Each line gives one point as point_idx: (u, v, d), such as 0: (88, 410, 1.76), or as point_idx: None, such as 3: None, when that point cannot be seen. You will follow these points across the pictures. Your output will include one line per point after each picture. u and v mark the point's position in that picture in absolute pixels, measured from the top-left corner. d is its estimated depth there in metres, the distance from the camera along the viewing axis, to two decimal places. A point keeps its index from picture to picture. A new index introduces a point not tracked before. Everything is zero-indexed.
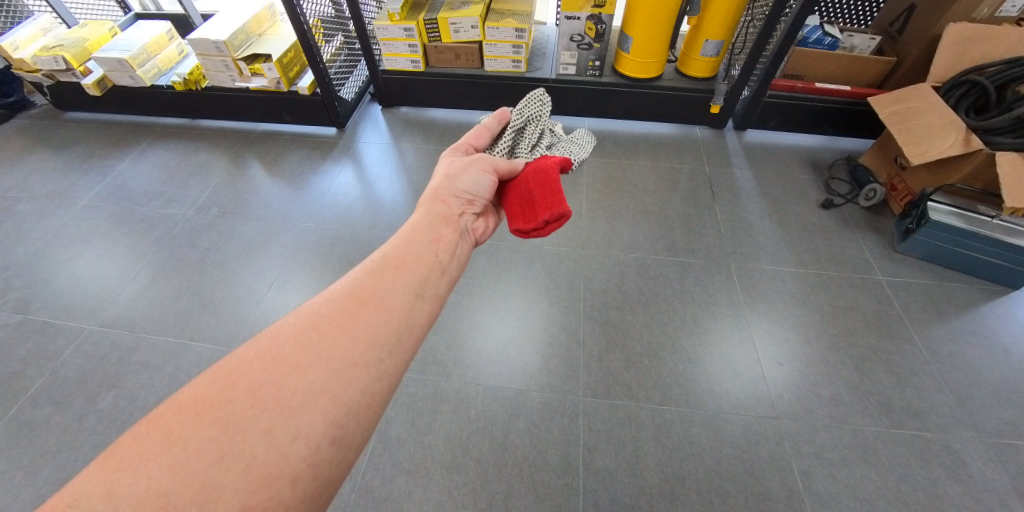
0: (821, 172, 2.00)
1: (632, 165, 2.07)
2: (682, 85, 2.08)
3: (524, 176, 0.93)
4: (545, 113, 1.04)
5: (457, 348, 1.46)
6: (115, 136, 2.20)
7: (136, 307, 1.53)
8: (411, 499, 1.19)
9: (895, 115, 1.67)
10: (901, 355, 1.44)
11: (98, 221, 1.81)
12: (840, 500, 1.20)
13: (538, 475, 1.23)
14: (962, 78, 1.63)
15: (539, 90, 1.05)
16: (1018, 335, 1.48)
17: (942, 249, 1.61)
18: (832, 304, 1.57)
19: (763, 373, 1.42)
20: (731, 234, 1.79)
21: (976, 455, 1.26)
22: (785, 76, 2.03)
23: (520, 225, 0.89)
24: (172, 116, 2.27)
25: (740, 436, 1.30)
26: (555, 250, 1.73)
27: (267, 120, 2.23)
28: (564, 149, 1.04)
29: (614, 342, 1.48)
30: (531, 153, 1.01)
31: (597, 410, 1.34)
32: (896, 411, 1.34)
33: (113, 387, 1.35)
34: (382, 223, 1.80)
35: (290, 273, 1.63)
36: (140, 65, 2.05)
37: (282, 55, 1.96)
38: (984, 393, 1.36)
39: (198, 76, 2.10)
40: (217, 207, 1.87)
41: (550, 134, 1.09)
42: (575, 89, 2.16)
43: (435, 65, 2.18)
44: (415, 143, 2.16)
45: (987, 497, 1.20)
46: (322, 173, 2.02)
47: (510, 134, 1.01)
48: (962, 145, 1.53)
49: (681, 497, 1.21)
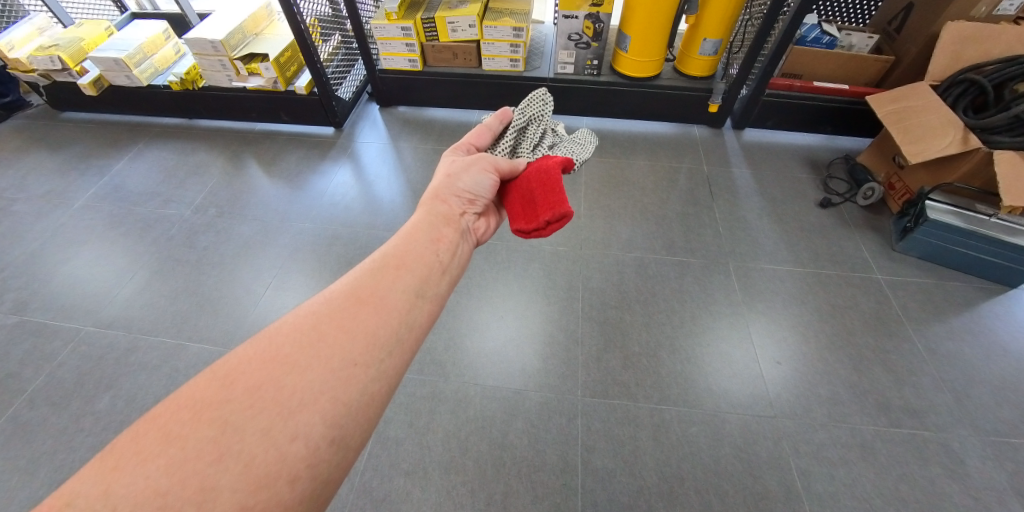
0: (819, 171, 2.00)
1: (631, 164, 2.07)
2: (680, 84, 2.08)
3: (525, 176, 0.93)
4: (547, 114, 1.04)
5: (455, 348, 1.46)
6: (112, 136, 2.19)
7: (133, 307, 1.53)
8: (409, 499, 1.19)
9: (893, 114, 1.67)
10: (899, 354, 1.45)
11: (95, 221, 1.80)
12: (839, 499, 1.20)
13: (536, 475, 1.23)
14: (960, 77, 1.63)
15: (541, 90, 1.05)
16: (1015, 333, 1.49)
17: (940, 247, 1.61)
18: (830, 303, 1.57)
19: (761, 372, 1.42)
20: (729, 233, 1.78)
21: (973, 453, 1.26)
22: (783, 75, 2.03)
23: (521, 225, 0.89)
24: (169, 116, 2.26)
25: (738, 435, 1.30)
26: (554, 250, 1.73)
27: (265, 120, 2.22)
28: (566, 149, 1.02)
29: (612, 342, 1.48)
30: (533, 153, 1.01)
31: (595, 409, 1.34)
32: (894, 410, 1.34)
33: (110, 388, 1.34)
34: (380, 223, 1.80)
35: (287, 273, 1.63)
36: (137, 64, 2.05)
37: (279, 55, 1.96)
38: (981, 391, 1.37)
39: (195, 76, 2.10)
40: (215, 207, 1.86)
41: (554, 134, 1.09)
42: (574, 88, 2.16)
43: (433, 64, 2.17)
44: (413, 142, 2.16)
45: (986, 495, 1.20)
46: (320, 172, 2.01)
47: (512, 134, 1.01)
48: (960, 144, 1.53)
49: (680, 496, 1.21)
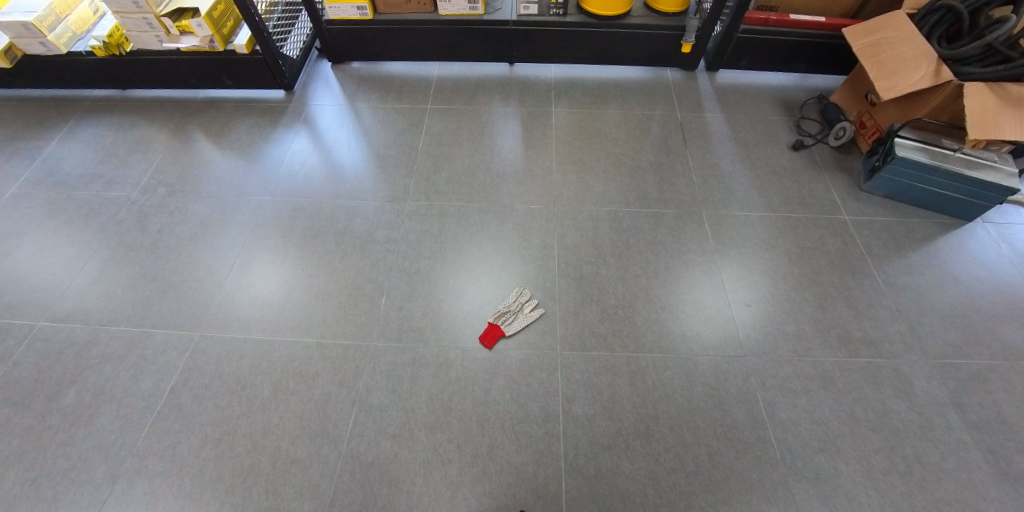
0: (793, 113, 1.98)
1: (602, 113, 2.00)
2: (651, 22, 1.96)
3: (497, 325, 1.44)
4: (518, 301, 1.48)
5: (434, 313, 1.47)
6: (38, 113, 2.01)
7: (89, 298, 1.50)
8: (398, 460, 1.24)
9: (868, 48, 1.63)
10: (860, 289, 1.51)
11: (33, 209, 1.70)
12: (801, 424, 1.28)
13: (520, 426, 1.28)
14: (937, 3, 1.57)
15: (519, 289, 1.51)
16: (967, 263, 1.56)
17: (905, 185, 1.64)
18: (799, 245, 1.61)
19: (732, 315, 1.47)
20: (701, 180, 1.78)
21: (922, 375, 1.35)
22: (759, 8, 1.93)
23: (487, 342, 1.41)
24: (99, 87, 2.08)
25: (710, 375, 1.36)
26: (527, 208, 1.71)
27: (208, 86, 2.06)
28: (520, 315, 1.46)
29: (589, 297, 1.50)
30: (507, 324, 1.44)
31: (575, 362, 1.38)
32: (852, 341, 1.41)
33: (76, 382, 1.35)
34: (345, 192, 1.74)
35: (253, 250, 1.60)
36: (50, 28, 1.85)
37: (211, 9, 1.78)
38: (933, 319, 1.45)
39: (120, 38, 1.90)
40: (165, 186, 1.77)
41: (518, 302, 1.48)
42: (538, 31, 2.02)
43: (383, 11, 2.01)
44: (372, 102, 2.04)
45: (931, 411, 1.30)
46: (275, 140, 1.91)
47: (499, 306, 1.48)
48: (932, 77, 1.49)
49: (656, 434, 1.28)
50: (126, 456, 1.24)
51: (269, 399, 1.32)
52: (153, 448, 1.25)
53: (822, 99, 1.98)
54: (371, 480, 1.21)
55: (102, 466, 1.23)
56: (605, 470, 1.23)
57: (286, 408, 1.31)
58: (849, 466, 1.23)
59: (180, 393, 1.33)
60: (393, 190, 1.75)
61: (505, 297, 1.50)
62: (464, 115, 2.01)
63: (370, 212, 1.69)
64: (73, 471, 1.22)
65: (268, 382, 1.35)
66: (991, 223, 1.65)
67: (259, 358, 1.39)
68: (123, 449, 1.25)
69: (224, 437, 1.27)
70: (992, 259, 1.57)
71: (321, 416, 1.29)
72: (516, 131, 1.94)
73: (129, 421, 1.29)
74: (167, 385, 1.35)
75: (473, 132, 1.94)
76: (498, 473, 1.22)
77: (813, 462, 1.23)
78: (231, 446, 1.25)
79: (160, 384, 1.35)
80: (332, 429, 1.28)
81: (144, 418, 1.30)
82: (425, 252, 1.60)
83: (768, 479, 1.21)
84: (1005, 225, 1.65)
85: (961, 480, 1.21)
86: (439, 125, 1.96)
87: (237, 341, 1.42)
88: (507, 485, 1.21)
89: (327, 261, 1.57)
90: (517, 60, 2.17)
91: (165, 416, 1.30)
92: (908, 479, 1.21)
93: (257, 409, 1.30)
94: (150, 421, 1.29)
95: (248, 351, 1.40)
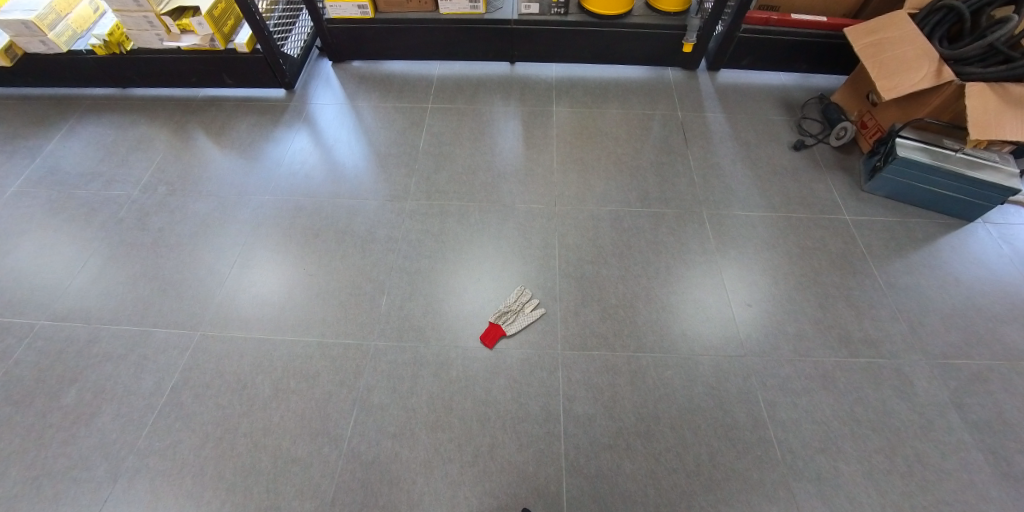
0: (794, 113, 1.98)
1: (603, 113, 2.00)
2: (652, 21, 1.96)
3: (497, 325, 1.43)
4: (518, 301, 1.48)
5: (434, 313, 1.47)
6: (38, 111, 2.00)
7: (89, 296, 1.50)
8: (399, 459, 1.23)
9: (870, 48, 1.63)
10: (861, 289, 1.51)
11: (33, 208, 1.70)
12: (802, 424, 1.29)
13: (521, 426, 1.28)
14: (939, 3, 1.57)
15: (519, 289, 1.51)
16: (968, 263, 1.56)
17: (906, 185, 1.63)
18: (800, 245, 1.61)
19: (732, 315, 1.47)
20: (702, 179, 1.78)
21: (923, 375, 1.35)
22: (760, 8, 1.93)
23: (488, 342, 1.41)
24: (99, 86, 2.07)
25: (711, 375, 1.36)
26: (528, 208, 1.70)
27: (208, 85, 2.06)
28: (521, 315, 1.46)
29: (589, 297, 1.50)
30: (508, 324, 1.44)
31: (575, 361, 1.38)
32: (853, 342, 1.41)
33: (76, 381, 1.35)
34: (345, 191, 1.74)
35: (253, 250, 1.60)
36: (51, 26, 1.85)
37: (211, 8, 1.78)
38: (933, 319, 1.45)
39: (121, 37, 1.90)
40: (165, 185, 1.77)
41: (518, 302, 1.48)
42: (539, 30, 2.02)
43: (384, 10, 2.01)
44: (372, 101, 2.04)
45: (932, 411, 1.30)
46: (276, 140, 1.90)
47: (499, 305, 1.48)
48: (933, 78, 1.49)
49: (656, 433, 1.28)
50: (127, 455, 1.24)
51: (269, 398, 1.32)
52: (153, 447, 1.25)
53: (823, 99, 1.97)
54: (371, 479, 1.21)
55: (103, 465, 1.23)
56: (605, 470, 1.23)
57: (286, 407, 1.30)
58: (849, 466, 1.23)
59: (180, 392, 1.33)
60: (394, 190, 1.75)
61: (505, 297, 1.50)
62: (464, 114, 2.00)
63: (370, 211, 1.69)
64: (74, 469, 1.22)
65: (269, 381, 1.35)
66: (991, 223, 1.65)
67: (259, 357, 1.39)
68: (123, 448, 1.25)
69: (224, 436, 1.26)
70: (993, 259, 1.57)
71: (322, 415, 1.29)
72: (516, 130, 1.94)
73: (129, 421, 1.29)
74: (167, 384, 1.35)
75: (474, 132, 1.94)
76: (499, 473, 1.22)
77: (814, 462, 1.23)
78: (231, 445, 1.25)
79: (160, 384, 1.35)
80: (332, 428, 1.28)
81: (144, 417, 1.29)
82: (426, 251, 1.60)
83: (769, 479, 1.21)
84: (1005, 225, 1.65)
85: (961, 480, 1.21)
86: (440, 124, 1.96)
87: (237, 340, 1.42)
88: (508, 484, 1.21)
89: (328, 261, 1.57)
90: (518, 60, 2.17)
91: (165, 415, 1.30)
92: (909, 479, 1.21)
93: (258, 408, 1.30)
94: (150, 421, 1.29)
95: (248, 350, 1.40)
